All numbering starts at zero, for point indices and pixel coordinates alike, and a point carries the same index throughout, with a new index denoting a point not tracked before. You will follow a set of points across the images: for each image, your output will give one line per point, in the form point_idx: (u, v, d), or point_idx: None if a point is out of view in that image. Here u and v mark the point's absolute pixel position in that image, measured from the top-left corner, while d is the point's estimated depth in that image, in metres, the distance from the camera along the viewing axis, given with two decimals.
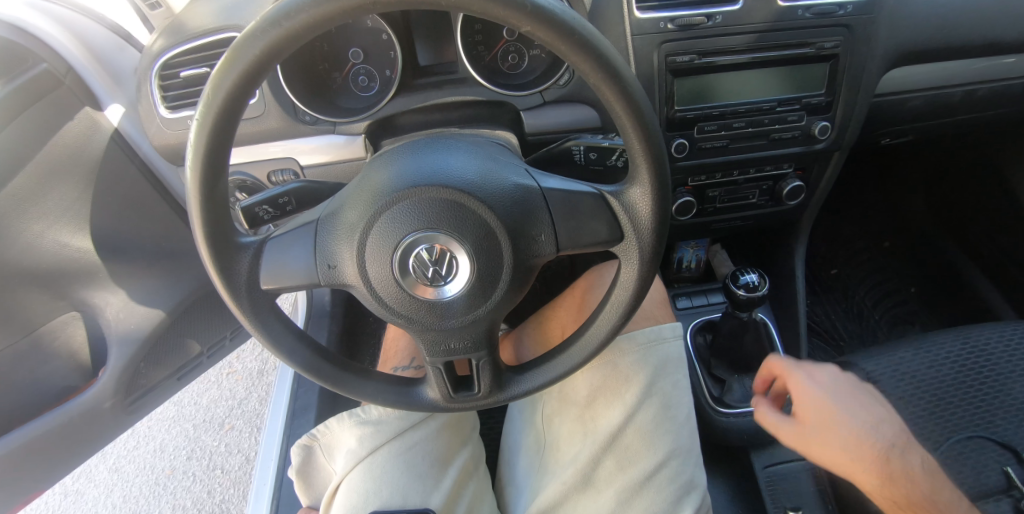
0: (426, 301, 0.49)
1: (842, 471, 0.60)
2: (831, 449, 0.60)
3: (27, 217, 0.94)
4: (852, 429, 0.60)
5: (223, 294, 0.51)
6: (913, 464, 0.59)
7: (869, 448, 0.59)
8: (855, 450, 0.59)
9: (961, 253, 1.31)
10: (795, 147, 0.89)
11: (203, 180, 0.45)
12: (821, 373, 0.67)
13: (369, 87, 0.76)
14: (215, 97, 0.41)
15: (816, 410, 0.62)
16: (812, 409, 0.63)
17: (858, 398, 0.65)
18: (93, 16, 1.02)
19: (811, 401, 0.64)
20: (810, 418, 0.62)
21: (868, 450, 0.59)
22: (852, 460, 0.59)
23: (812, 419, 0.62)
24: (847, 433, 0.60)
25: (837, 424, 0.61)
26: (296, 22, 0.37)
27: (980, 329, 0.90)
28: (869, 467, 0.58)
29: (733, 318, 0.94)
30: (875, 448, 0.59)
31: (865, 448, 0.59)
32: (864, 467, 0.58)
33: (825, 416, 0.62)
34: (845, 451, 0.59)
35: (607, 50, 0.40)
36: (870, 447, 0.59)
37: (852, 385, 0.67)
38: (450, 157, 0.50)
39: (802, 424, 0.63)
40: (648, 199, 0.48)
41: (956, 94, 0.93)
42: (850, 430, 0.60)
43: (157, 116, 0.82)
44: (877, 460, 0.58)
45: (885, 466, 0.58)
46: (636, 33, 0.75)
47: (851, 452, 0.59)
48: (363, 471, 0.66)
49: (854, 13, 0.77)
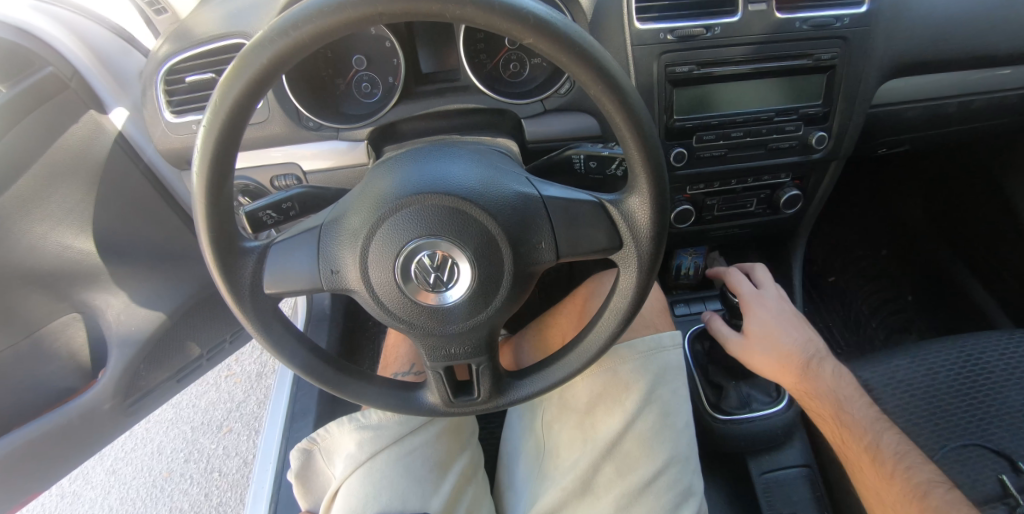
0: (428, 306, 0.50)
1: (772, 372, 0.84)
2: (764, 357, 0.84)
3: (30, 219, 0.95)
4: (780, 341, 0.83)
5: (227, 298, 0.51)
6: (825, 369, 0.80)
7: (791, 356, 0.81)
8: (779, 354, 0.82)
9: (958, 262, 1.33)
10: (793, 157, 0.90)
11: (209, 186, 0.45)
12: (768, 300, 0.89)
13: (373, 94, 0.77)
14: (222, 104, 0.42)
15: (760, 329, 0.86)
16: (754, 324, 0.87)
17: (795, 320, 0.86)
18: (92, 16, 1.00)
19: (758, 319, 0.87)
20: (751, 333, 0.87)
21: (791, 357, 0.81)
22: (778, 362, 0.82)
23: (750, 334, 0.87)
24: (778, 346, 0.83)
25: (769, 336, 0.84)
26: (303, 32, 0.38)
27: (974, 338, 0.90)
28: (787, 370, 0.81)
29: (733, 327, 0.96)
30: (796, 357, 0.81)
31: (790, 357, 0.81)
32: (783, 368, 0.82)
33: (763, 330, 0.85)
34: (772, 357, 0.83)
35: (607, 62, 0.41)
36: (791, 355, 0.81)
37: (791, 309, 0.89)
38: (452, 164, 0.51)
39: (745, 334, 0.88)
40: (647, 208, 0.49)
41: (951, 105, 0.94)
42: (779, 344, 0.83)
43: (162, 120, 0.83)
44: (794, 364, 0.81)
45: (799, 368, 0.80)
46: (637, 44, 0.76)
47: (778, 359, 0.82)
48: (363, 475, 0.66)
49: (851, 25, 0.78)
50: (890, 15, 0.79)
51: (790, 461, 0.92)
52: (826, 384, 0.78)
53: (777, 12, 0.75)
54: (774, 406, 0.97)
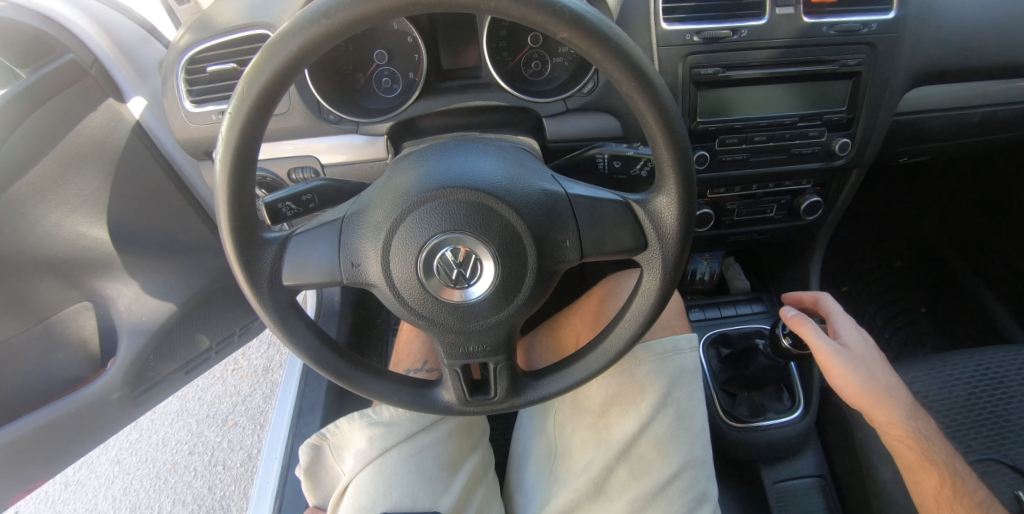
0: (451, 303, 0.49)
1: (866, 401, 0.70)
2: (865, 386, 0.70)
3: (45, 206, 0.95)
4: (884, 375, 0.71)
5: (245, 288, 0.51)
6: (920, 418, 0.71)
7: (896, 396, 0.69)
8: (885, 390, 0.69)
9: (973, 275, 1.33)
10: (814, 163, 0.89)
11: (232, 174, 0.45)
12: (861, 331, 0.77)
13: (392, 89, 0.77)
14: (248, 92, 0.41)
15: (866, 352, 0.72)
16: (859, 346, 0.72)
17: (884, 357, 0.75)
18: (122, 9, 1.03)
19: (859, 345, 0.73)
20: (860, 355, 0.71)
21: (897, 400, 0.69)
22: (884, 401, 0.69)
23: (856, 354, 0.71)
24: (881, 381, 0.70)
25: (874, 366, 0.71)
26: (335, 21, 0.37)
27: (993, 352, 0.88)
28: (890, 413, 0.69)
29: (768, 360, 0.93)
30: (901, 400, 0.70)
31: (897, 399, 0.69)
32: (889, 411, 0.69)
33: (865, 356, 0.72)
34: (880, 394, 0.69)
35: (640, 59, 0.41)
36: (897, 395, 0.70)
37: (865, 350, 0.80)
38: (476, 160, 0.50)
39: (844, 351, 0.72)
40: (674, 208, 0.49)
41: (975, 115, 0.93)
42: (884, 378, 0.71)
43: (182, 110, 0.83)
44: (897, 406, 0.69)
45: (903, 409, 0.69)
46: (662, 45, 0.75)
47: (882, 396, 0.69)
48: (374, 471, 0.66)
49: (879, 31, 0.77)
50: (919, 21, 0.78)
51: (802, 471, 0.93)
52: (927, 433, 0.69)
53: (804, 16, 0.74)
54: (788, 415, 0.96)
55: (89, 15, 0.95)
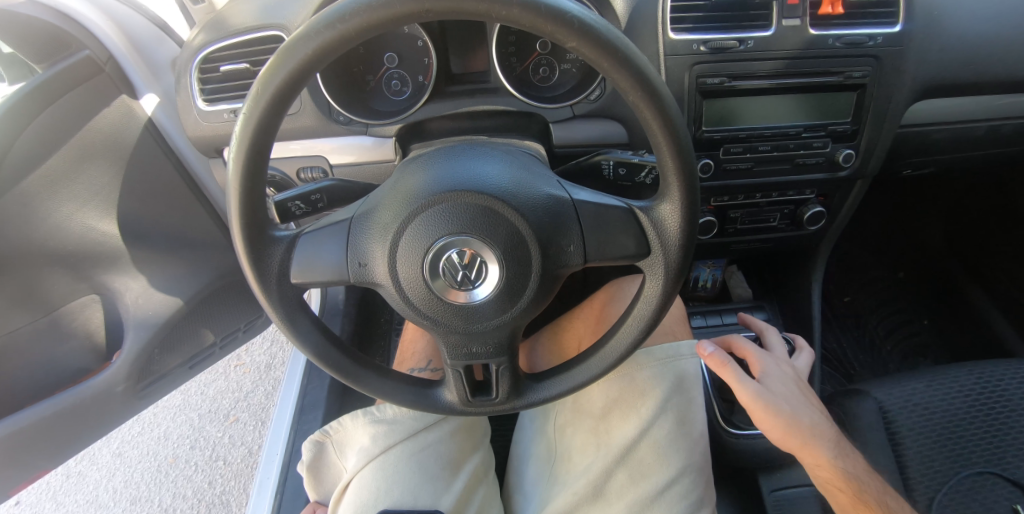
0: (456, 304, 0.50)
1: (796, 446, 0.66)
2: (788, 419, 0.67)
3: (57, 199, 0.97)
4: (801, 402, 0.70)
5: (254, 285, 0.52)
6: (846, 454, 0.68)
7: (820, 434, 0.67)
8: (806, 427, 0.67)
9: (976, 287, 1.32)
10: (818, 173, 0.90)
11: (244, 174, 0.46)
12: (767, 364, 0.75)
13: (402, 92, 0.78)
14: (262, 94, 0.42)
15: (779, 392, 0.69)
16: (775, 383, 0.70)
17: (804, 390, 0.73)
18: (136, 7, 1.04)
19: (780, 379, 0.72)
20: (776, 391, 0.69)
21: (823, 436, 0.67)
22: (808, 438, 0.66)
23: (774, 390, 0.70)
24: (805, 419, 0.67)
25: (795, 403, 0.69)
26: (349, 26, 0.38)
27: (993, 365, 0.88)
28: (818, 452, 0.66)
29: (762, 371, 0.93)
30: (826, 433, 0.67)
31: (821, 435, 0.67)
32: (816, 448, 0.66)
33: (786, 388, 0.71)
34: (801, 425, 0.67)
35: (647, 69, 0.41)
36: (821, 434, 0.67)
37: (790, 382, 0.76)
38: (483, 164, 0.51)
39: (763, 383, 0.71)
40: (677, 216, 0.49)
41: (979, 128, 0.93)
42: (807, 414, 0.68)
43: (194, 108, 0.84)
44: (823, 444, 0.66)
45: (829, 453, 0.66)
46: (669, 54, 0.76)
47: (808, 435, 0.66)
48: (376, 468, 0.67)
49: (884, 45, 0.77)
50: (924, 34, 0.79)
51: (802, 479, 0.90)
52: (858, 474, 0.66)
53: (810, 28, 0.75)
54: None
55: (105, 13, 0.97)
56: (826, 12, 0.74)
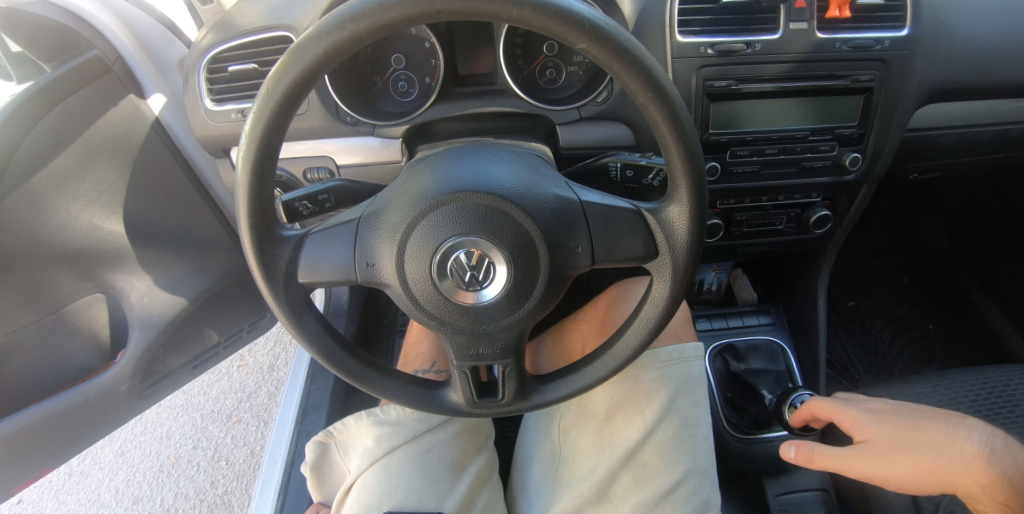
0: (464, 305, 0.50)
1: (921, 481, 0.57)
2: (895, 448, 0.59)
3: (63, 197, 0.97)
4: (912, 417, 0.62)
5: (261, 285, 0.52)
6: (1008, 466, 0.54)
7: (959, 455, 0.55)
8: (935, 445, 0.57)
9: (982, 293, 1.32)
10: (824, 177, 0.90)
11: (253, 173, 0.46)
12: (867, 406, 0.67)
13: (409, 93, 0.78)
14: (272, 93, 0.42)
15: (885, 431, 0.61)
16: (877, 425, 0.62)
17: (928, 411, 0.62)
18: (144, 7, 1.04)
19: (879, 407, 0.66)
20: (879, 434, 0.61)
21: (965, 447, 0.56)
22: (945, 461, 0.55)
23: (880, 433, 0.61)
24: (930, 446, 0.57)
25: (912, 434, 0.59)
26: (360, 26, 0.38)
27: (1000, 370, 0.87)
28: (963, 472, 0.54)
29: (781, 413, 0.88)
30: (964, 438, 0.57)
31: (957, 449, 0.56)
32: (958, 466, 0.55)
33: (883, 414, 0.64)
34: (920, 448, 0.58)
35: (655, 70, 0.41)
36: (959, 455, 0.55)
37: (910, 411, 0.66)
38: (491, 165, 0.51)
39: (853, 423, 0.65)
40: (685, 218, 0.49)
41: (986, 132, 0.93)
42: (932, 437, 0.58)
43: (202, 108, 0.84)
44: (966, 461, 0.55)
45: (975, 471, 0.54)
46: (677, 57, 0.76)
47: (940, 462, 0.55)
48: (380, 470, 0.66)
49: (891, 48, 0.77)
50: (931, 38, 0.79)
51: (804, 484, 0.91)
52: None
53: (818, 32, 0.75)
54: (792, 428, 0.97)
55: (112, 11, 0.97)
56: (834, 15, 0.74)
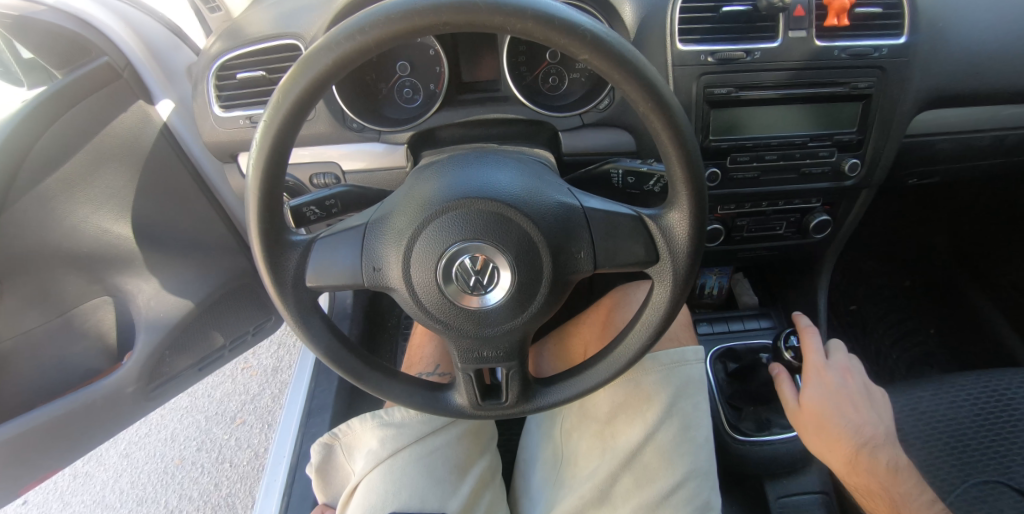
0: (469, 308, 0.51)
1: (819, 448, 0.78)
2: (807, 412, 0.80)
3: (73, 202, 0.99)
4: (841, 398, 0.78)
5: (271, 289, 0.53)
6: (880, 457, 0.72)
7: (847, 437, 0.74)
8: (833, 427, 0.76)
9: (982, 296, 1.34)
10: (824, 183, 0.91)
11: (264, 180, 0.47)
12: (829, 374, 0.82)
13: (414, 100, 0.79)
14: (282, 102, 0.43)
15: (815, 406, 0.79)
16: (814, 394, 0.81)
17: (857, 397, 0.79)
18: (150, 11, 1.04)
19: (835, 376, 0.82)
20: (809, 404, 0.80)
21: (848, 432, 0.75)
22: (834, 439, 0.75)
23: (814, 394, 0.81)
24: (840, 423, 0.76)
25: (835, 411, 0.77)
26: (369, 37, 0.40)
27: (1000, 375, 0.87)
28: (841, 447, 0.74)
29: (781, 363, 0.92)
30: (855, 430, 0.75)
31: (846, 436, 0.74)
32: (835, 449, 0.75)
33: (829, 386, 0.80)
34: (820, 425, 0.77)
35: (655, 79, 0.42)
36: (846, 438, 0.74)
37: (858, 386, 0.81)
38: (495, 172, 0.52)
39: (805, 380, 0.84)
40: (685, 223, 0.50)
41: (984, 138, 0.94)
42: (840, 416, 0.76)
43: (211, 114, 0.86)
44: (846, 443, 0.74)
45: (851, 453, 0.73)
46: (677, 65, 0.77)
47: (833, 442, 0.75)
48: (384, 471, 0.67)
49: (889, 56, 0.79)
50: (928, 46, 0.80)
51: (806, 487, 0.93)
52: (881, 477, 0.70)
53: (817, 40, 0.77)
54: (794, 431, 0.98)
55: (118, 16, 0.97)
56: (832, 23, 0.75)
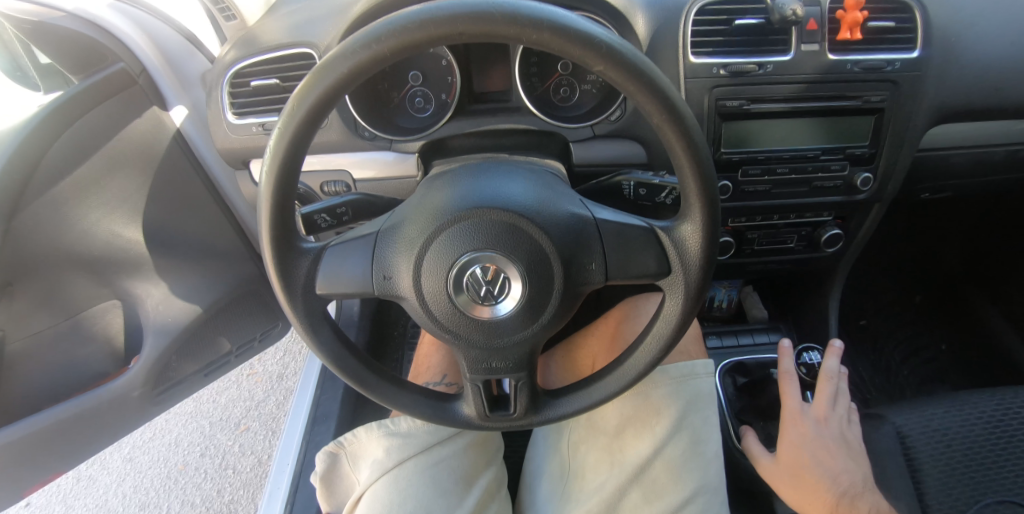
0: (479, 319, 0.51)
1: (795, 501, 0.79)
2: (786, 462, 0.83)
3: (85, 206, 1.00)
4: (816, 448, 0.82)
5: (280, 295, 0.53)
6: (861, 506, 0.73)
7: (825, 487, 0.77)
8: (809, 476, 0.79)
9: (994, 310, 1.32)
10: (835, 196, 0.90)
11: (276, 187, 0.47)
12: (807, 423, 0.86)
13: (425, 109, 0.80)
14: (296, 110, 0.43)
15: (792, 456, 0.82)
16: (790, 445, 0.84)
17: (834, 447, 0.83)
18: (160, 16, 1.01)
19: (811, 424, 0.86)
20: (786, 456, 0.83)
21: (824, 480, 0.77)
22: (811, 488, 0.77)
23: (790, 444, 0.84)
24: (818, 473, 0.79)
25: (812, 461, 0.80)
26: (384, 46, 0.40)
27: (1015, 392, 0.86)
28: (820, 496, 0.76)
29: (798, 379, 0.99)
30: (832, 479, 0.77)
31: (823, 485, 0.77)
32: (815, 500, 0.76)
33: (806, 435, 0.84)
34: (798, 474, 0.80)
35: (670, 90, 0.42)
36: (824, 487, 0.76)
37: (834, 436, 0.84)
38: (507, 182, 0.52)
39: (783, 429, 0.87)
40: (698, 237, 0.50)
41: (998, 152, 0.93)
42: (818, 467, 0.79)
43: (225, 122, 0.87)
44: (825, 491, 0.76)
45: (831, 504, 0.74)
46: (689, 77, 0.77)
47: (810, 491, 0.77)
48: (389, 481, 0.66)
49: (902, 70, 0.78)
50: (941, 60, 0.79)
51: None
52: None
53: (829, 53, 0.77)
54: None
55: (136, 23, 0.96)
56: (845, 37, 0.76)
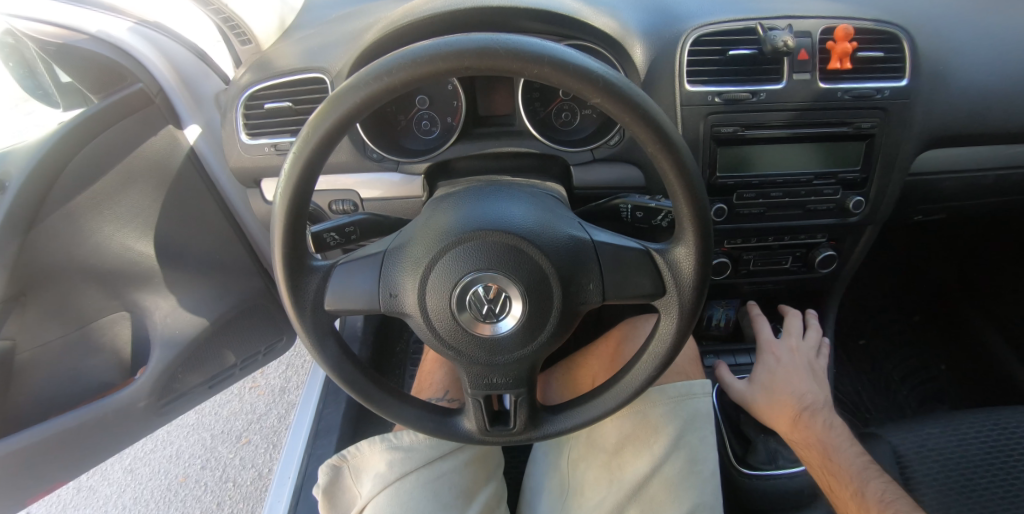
0: (481, 336, 0.53)
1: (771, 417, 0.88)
2: (757, 385, 0.93)
3: (98, 220, 1.03)
4: (785, 370, 0.92)
5: (290, 311, 0.55)
6: (818, 420, 0.83)
7: (792, 400, 0.86)
8: (779, 393, 0.88)
9: (993, 332, 1.32)
10: (828, 219, 0.93)
11: (289, 208, 0.50)
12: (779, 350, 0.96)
13: (431, 132, 0.83)
14: (311, 135, 0.46)
15: (765, 378, 0.92)
16: (763, 369, 0.94)
17: (803, 368, 0.92)
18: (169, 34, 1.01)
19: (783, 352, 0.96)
20: (760, 377, 0.93)
21: (792, 395, 0.87)
22: (779, 402, 0.87)
23: (762, 367, 0.95)
24: (786, 389, 0.88)
25: (782, 380, 0.90)
26: (396, 78, 0.42)
27: (1012, 413, 0.86)
28: (788, 407, 0.86)
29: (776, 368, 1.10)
30: (797, 393, 0.87)
31: (789, 399, 0.87)
32: (782, 413, 0.86)
33: (776, 360, 0.94)
34: (770, 393, 0.89)
35: (664, 122, 0.45)
36: (790, 401, 0.86)
37: (804, 362, 0.94)
38: (509, 204, 0.55)
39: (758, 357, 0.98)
40: (692, 259, 0.52)
41: (988, 177, 0.96)
42: (788, 385, 0.89)
43: (238, 141, 0.90)
44: (792, 403, 0.86)
45: (795, 414, 0.84)
46: (685, 104, 0.80)
47: (780, 405, 0.87)
48: (391, 494, 0.68)
49: (891, 98, 0.81)
50: (929, 88, 0.83)
51: None
52: (817, 434, 0.81)
53: (819, 82, 0.80)
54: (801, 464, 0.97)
55: (153, 44, 0.98)
56: (835, 67, 0.79)
